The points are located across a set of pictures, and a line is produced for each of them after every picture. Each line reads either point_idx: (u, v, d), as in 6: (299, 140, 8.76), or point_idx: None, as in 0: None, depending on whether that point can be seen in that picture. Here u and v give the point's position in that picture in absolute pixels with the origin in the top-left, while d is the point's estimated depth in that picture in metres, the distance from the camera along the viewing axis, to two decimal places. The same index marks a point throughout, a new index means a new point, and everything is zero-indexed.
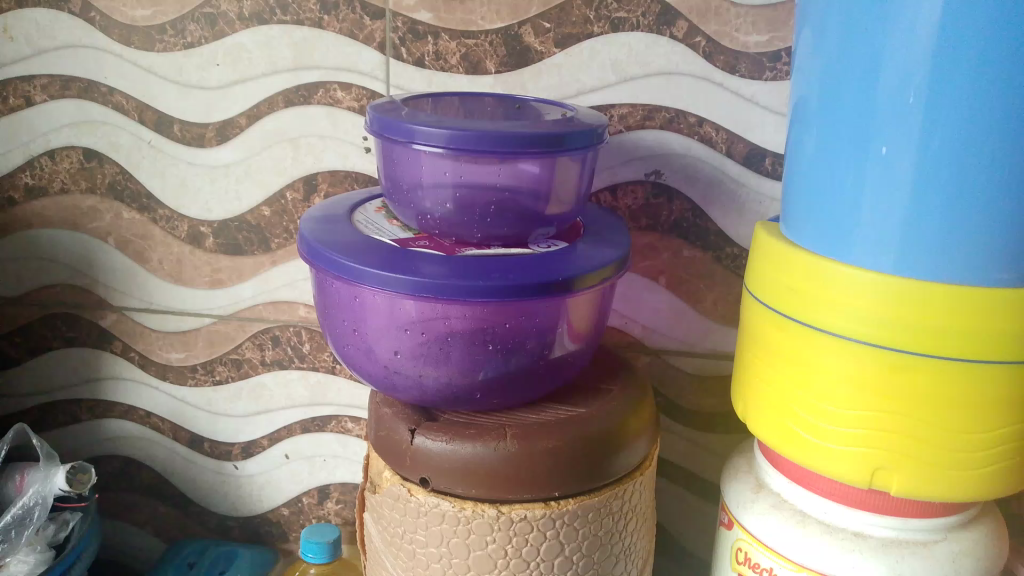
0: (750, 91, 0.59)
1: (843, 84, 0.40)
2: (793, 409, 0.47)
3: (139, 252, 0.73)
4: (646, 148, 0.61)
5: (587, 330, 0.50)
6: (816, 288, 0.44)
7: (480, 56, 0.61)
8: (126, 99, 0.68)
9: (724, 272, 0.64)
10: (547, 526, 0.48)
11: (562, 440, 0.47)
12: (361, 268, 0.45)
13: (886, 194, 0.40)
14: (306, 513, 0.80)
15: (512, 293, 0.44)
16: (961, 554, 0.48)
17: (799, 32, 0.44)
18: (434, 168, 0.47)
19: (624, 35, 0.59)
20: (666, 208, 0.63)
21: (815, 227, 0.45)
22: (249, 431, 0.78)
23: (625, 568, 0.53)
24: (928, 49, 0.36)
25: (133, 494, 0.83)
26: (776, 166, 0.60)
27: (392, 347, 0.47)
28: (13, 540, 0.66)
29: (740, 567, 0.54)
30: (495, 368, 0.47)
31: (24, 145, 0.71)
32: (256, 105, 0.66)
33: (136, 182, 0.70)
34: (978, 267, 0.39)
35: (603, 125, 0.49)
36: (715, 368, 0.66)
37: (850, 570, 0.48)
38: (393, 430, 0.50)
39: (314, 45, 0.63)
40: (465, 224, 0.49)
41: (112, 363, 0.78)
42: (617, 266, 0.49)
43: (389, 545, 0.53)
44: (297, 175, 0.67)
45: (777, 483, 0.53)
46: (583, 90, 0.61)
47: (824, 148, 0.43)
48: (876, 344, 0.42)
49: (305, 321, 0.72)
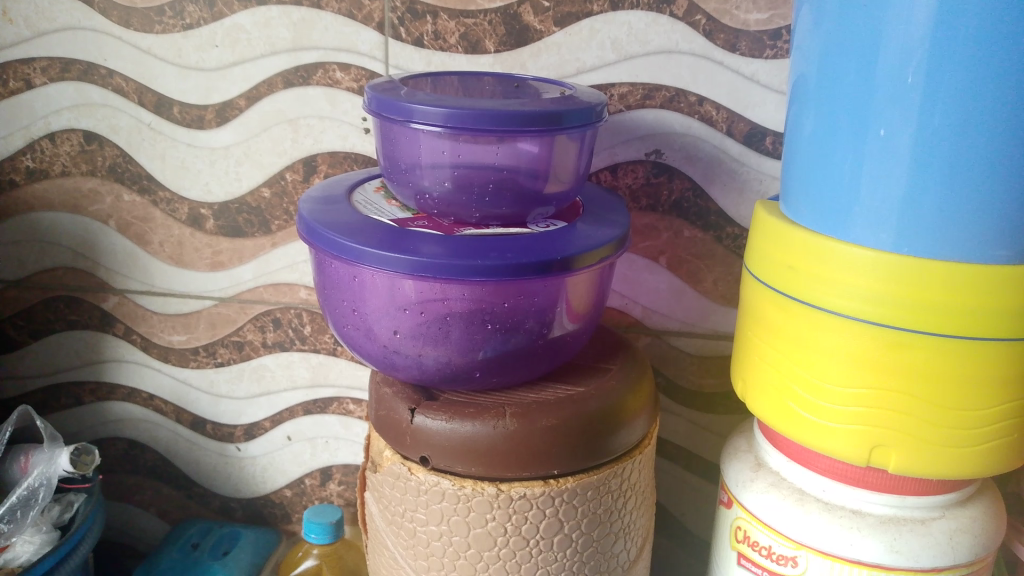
0: (751, 69, 0.58)
1: (843, 61, 0.40)
2: (792, 387, 0.47)
3: (140, 235, 0.73)
4: (646, 127, 0.61)
5: (586, 309, 0.50)
6: (815, 266, 0.44)
7: (480, 35, 0.61)
8: (125, 81, 0.68)
9: (724, 252, 0.64)
10: (546, 503, 0.48)
11: (561, 419, 0.48)
12: (360, 248, 0.45)
13: (886, 171, 0.40)
14: (309, 494, 0.81)
15: (511, 272, 0.44)
16: (960, 532, 0.48)
17: (799, 9, 0.44)
18: (433, 147, 0.47)
19: (624, 14, 0.58)
20: (666, 188, 0.63)
21: (814, 205, 0.45)
22: (252, 413, 0.78)
23: (625, 546, 0.54)
24: (929, 23, 0.36)
25: (137, 476, 0.84)
26: (776, 146, 0.60)
27: (391, 327, 0.47)
28: (19, 520, 0.67)
29: (739, 545, 0.54)
30: (495, 347, 0.47)
31: (24, 128, 0.71)
32: (255, 87, 0.66)
33: (136, 165, 0.70)
34: (977, 244, 0.39)
35: (602, 103, 0.49)
36: (715, 348, 0.67)
37: (849, 547, 0.48)
38: (393, 410, 0.50)
39: (313, 25, 0.63)
40: (464, 204, 0.49)
41: (115, 346, 0.78)
42: (617, 245, 0.49)
43: (389, 524, 0.53)
44: (297, 156, 0.67)
45: (777, 462, 0.53)
46: (583, 70, 0.61)
47: (824, 125, 0.42)
48: (874, 322, 0.42)
49: (306, 303, 0.72)
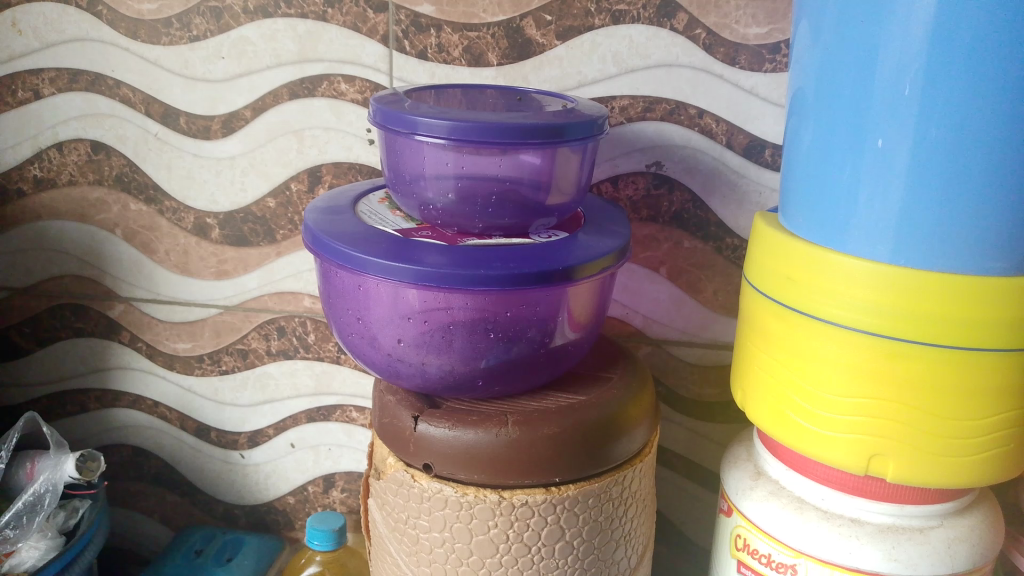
0: (750, 83, 0.59)
1: (840, 77, 0.41)
2: (791, 396, 0.48)
3: (146, 243, 0.74)
4: (647, 139, 0.62)
5: (588, 319, 0.51)
6: (813, 277, 0.44)
7: (483, 48, 0.61)
8: (133, 92, 0.69)
9: (724, 263, 0.64)
10: (547, 511, 0.49)
11: (563, 427, 0.48)
12: (366, 258, 0.45)
13: (883, 185, 0.41)
14: (312, 501, 0.81)
15: (514, 282, 0.45)
16: (957, 540, 0.48)
17: (797, 25, 0.45)
18: (437, 159, 0.48)
19: (625, 28, 0.59)
20: (667, 199, 0.64)
21: (812, 216, 0.45)
22: (255, 420, 0.79)
23: (625, 553, 0.54)
24: (923, 39, 0.37)
25: (141, 483, 0.84)
26: (775, 158, 0.60)
27: (395, 336, 0.48)
28: (25, 526, 0.67)
29: (739, 553, 0.55)
30: (497, 355, 0.48)
31: (33, 137, 0.72)
32: (261, 98, 0.67)
33: (143, 174, 0.71)
34: (973, 255, 0.40)
35: (604, 116, 0.50)
36: (715, 358, 0.67)
37: (847, 555, 0.49)
38: (397, 417, 0.51)
39: (319, 38, 0.64)
40: (467, 214, 0.50)
41: (120, 354, 0.79)
42: (617, 256, 0.49)
43: (393, 531, 0.54)
44: (302, 167, 0.68)
45: (776, 471, 0.54)
46: (584, 82, 0.61)
47: (821, 138, 0.43)
48: (871, 332, 0.43)
49: (310, 312, 0.73)
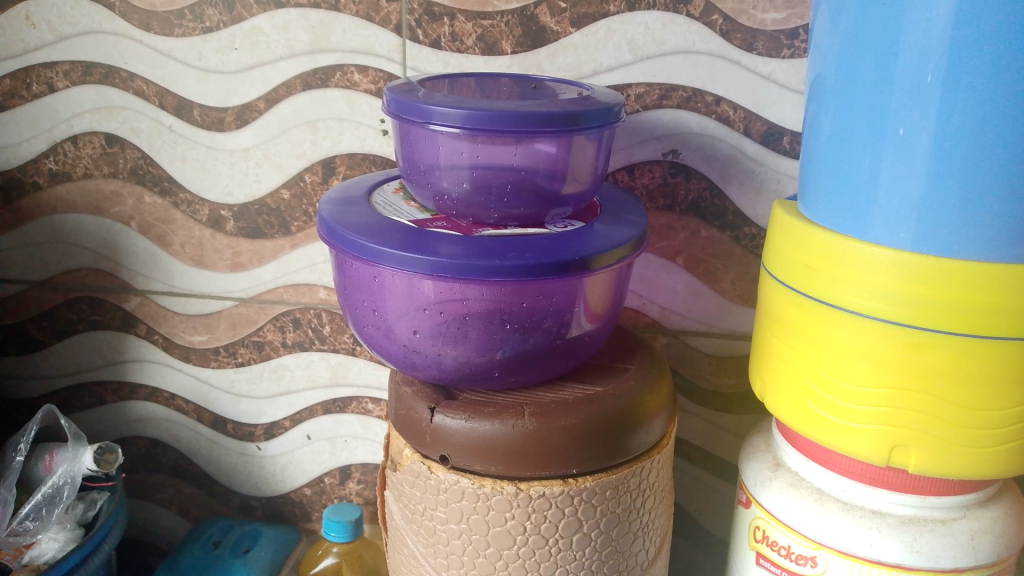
0: (768, 69, 0.58)
1: (861, 63, 0.40)
2: (810, 387, 0.47)
3: (161, 235, 0.74)
4: (663, 127, 0.61)
5: (604, 309, 0.50)
6: (833, 266, 0.44)
7: (497, 36, 0.61)
8: (147, 84, 0.68)
9: (742, 252, 0.64)
10: (564, 502, 0.48)
11: (580, 418, 0.48)
12: (380, 249, 0.45)
13: (904, 173, 0.40)
14: (328, 493, 0.82)
15: (529, 272, 0.44)
16: (980, 532, 0.48)
17: (817, 9, 0.44)
18: (452, 149, 0.48)
19: (641, 14, 0.58)
20: (683, 187, 0.63)
21: (832, 203, 0.44)
22: (271, 412, 0.79)
23: (643, 545, 0.54)
24: (948, 24, 0.36)
25: (159, 475, 0.85)
26: (794, 145, 0.59)
27: (410, 327, 0.47)
28: (44, 518, 0.68)
29: (757, 545, 0.54)
30: (513, 347, 0.47)
31: (48, 130, 0.72)
32: (274, 89, 0.66)
33: (157, 167, 0.71)
34: (998, 243, 0.39)
35: (619, 104, 0.49)
36: (733, 348, 0.66)
37: (868, 547, 0.48)
38: (413, 409, 0.51)
39: (331, 28, 0.63)
40: (482, 205, 0.49)
41: (136, 346, 0.79)
42: (634, 246, 0.49)
43: (410, 523, 0.54)
44: (316, 158, 0.68)
45: (795, 461, 0.53)
46: (600, 70, 0.61)
47: (842, 125, 0.42)
48: (892, 322, 0.42)
49: (325, 303, 0.73)
